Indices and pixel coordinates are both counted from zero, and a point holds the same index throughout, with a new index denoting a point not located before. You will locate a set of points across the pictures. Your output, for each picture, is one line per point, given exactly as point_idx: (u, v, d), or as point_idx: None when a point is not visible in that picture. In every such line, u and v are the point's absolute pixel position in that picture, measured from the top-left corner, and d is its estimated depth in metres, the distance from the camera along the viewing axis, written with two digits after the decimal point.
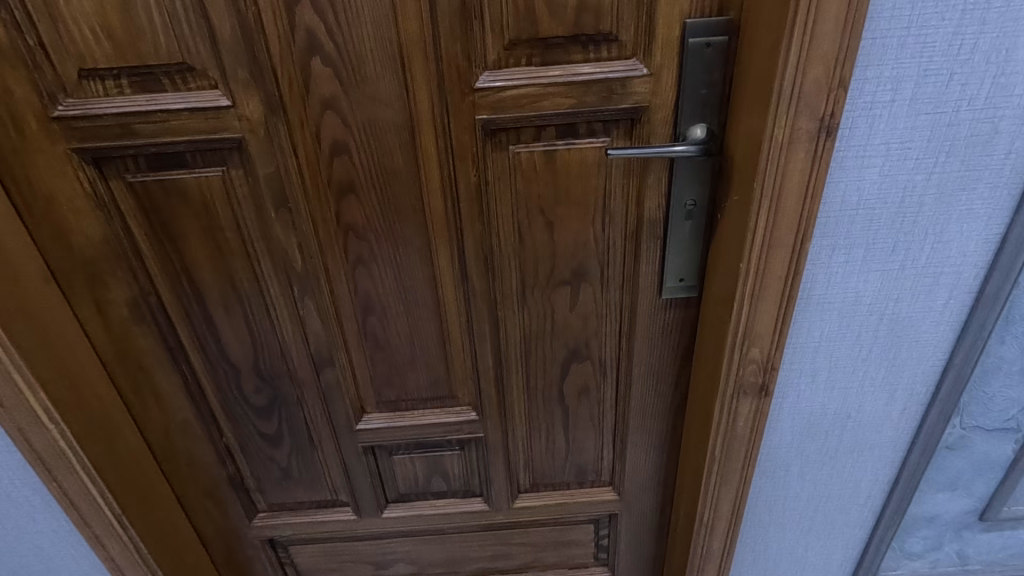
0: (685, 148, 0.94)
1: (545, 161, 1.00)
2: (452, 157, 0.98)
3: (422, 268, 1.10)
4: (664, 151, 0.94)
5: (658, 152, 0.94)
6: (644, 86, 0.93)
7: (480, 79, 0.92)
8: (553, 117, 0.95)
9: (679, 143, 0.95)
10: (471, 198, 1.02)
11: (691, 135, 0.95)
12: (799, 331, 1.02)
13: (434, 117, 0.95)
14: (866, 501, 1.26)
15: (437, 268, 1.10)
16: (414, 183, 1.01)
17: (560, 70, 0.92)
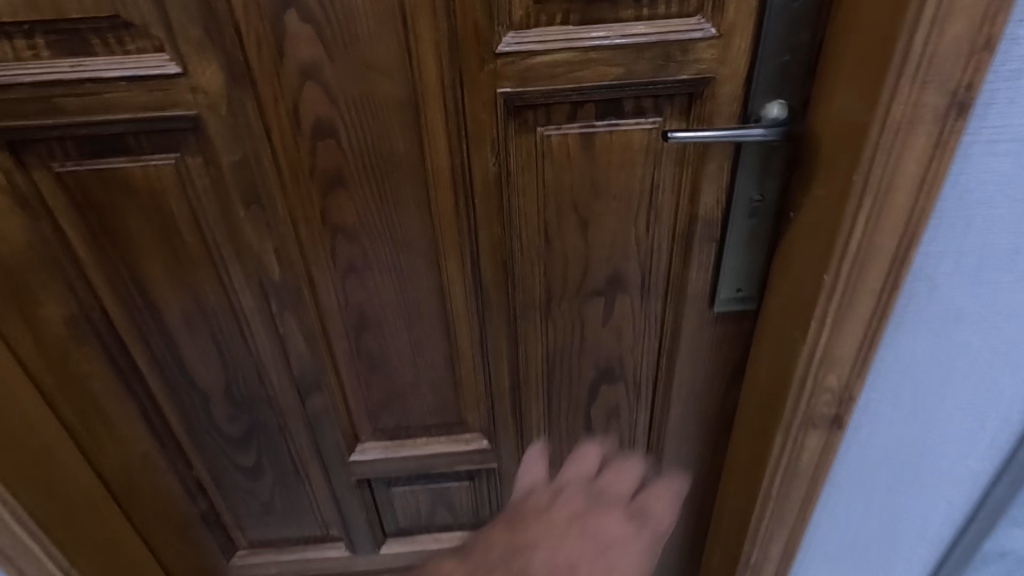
0: (759, 132, 0.75)
1: (581, 147, 0.81)
2: (467, 142, 0.79)
3: (426, 275, 0.91)
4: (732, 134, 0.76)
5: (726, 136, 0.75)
6: (710, 53, 0.73)
7: (504, 41, 0.72)
8: (593, 90, 0.76)
9: (751, 124, 0.76)
10: (489, 191, 0.83)
11: (766, 115, 0.76)
12: (886, 353, 0.84)
13: (445, 90, 0.75)
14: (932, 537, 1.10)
15: (445, 275, 0.91)
16: (419, 174, 0.81)
17: (606, 30, 0.72)
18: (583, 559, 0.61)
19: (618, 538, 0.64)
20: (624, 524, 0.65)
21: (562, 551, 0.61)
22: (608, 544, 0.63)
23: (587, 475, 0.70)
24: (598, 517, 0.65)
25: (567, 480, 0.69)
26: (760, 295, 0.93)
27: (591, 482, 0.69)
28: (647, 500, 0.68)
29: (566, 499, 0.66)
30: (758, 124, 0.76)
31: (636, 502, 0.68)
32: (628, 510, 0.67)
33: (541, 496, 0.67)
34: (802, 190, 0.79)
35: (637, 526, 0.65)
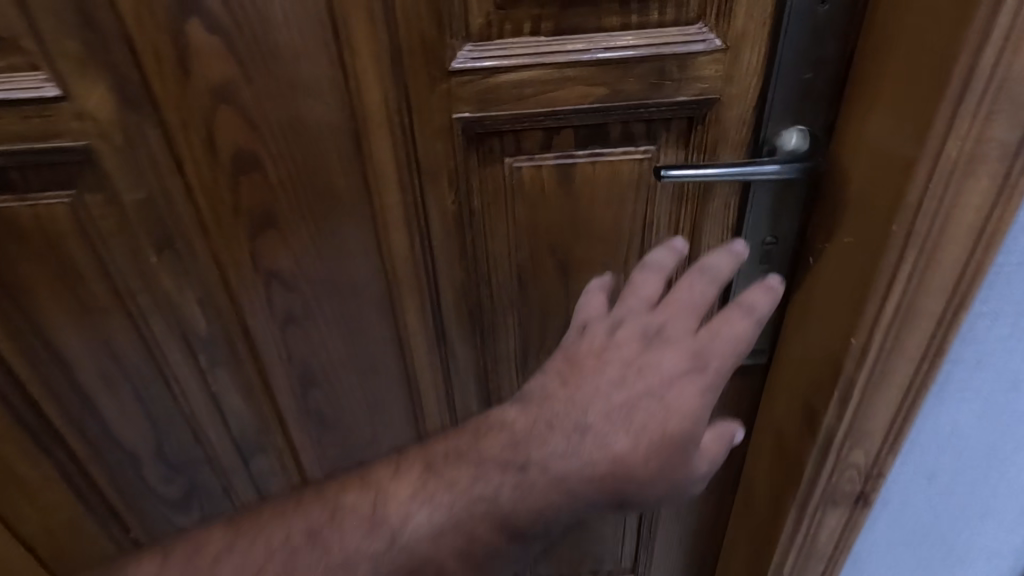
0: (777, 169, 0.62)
1: (558, 180, 0.67)
2: (419, 176, 0.65)
3: (381, 324, 0.78)
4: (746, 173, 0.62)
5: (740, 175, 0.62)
6: (714, 69, 0.60)
7: (460, 55, 0.58)
8: (571, 114, 0.62)
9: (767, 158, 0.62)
10: (449, 231, 0.70)
11: (784, 146, 0.62)
12: (921, 425, 0.71)
13: (390, 115, 0.61)
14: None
15: (402, 325, 0.78)
16: (365, 211, 0.68)
17: (586, 42, 0.58)
18: (643, 402, 0.58)
19: (677, 380, 0.59)
20: (685, 363, 0.59)
21: (618, 403, 0.58)
22: (667, 385, 0.58)
23: (642, 310, 0.61)
24: (658, 356, 0.59)
25: (621, 316, 0.61)
26: (771, 348, 0.79)
27: (649, 319, 0.60)
28: (712, 331, 0.59)
29: (623, 343, 0.60)
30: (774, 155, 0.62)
31: (700, 337, 0.59)
32: (690, 341, 0.59)
33: (595, 344, 0.60)
34: (825, 233, 0.65)
35: (698, 366, 0.59)
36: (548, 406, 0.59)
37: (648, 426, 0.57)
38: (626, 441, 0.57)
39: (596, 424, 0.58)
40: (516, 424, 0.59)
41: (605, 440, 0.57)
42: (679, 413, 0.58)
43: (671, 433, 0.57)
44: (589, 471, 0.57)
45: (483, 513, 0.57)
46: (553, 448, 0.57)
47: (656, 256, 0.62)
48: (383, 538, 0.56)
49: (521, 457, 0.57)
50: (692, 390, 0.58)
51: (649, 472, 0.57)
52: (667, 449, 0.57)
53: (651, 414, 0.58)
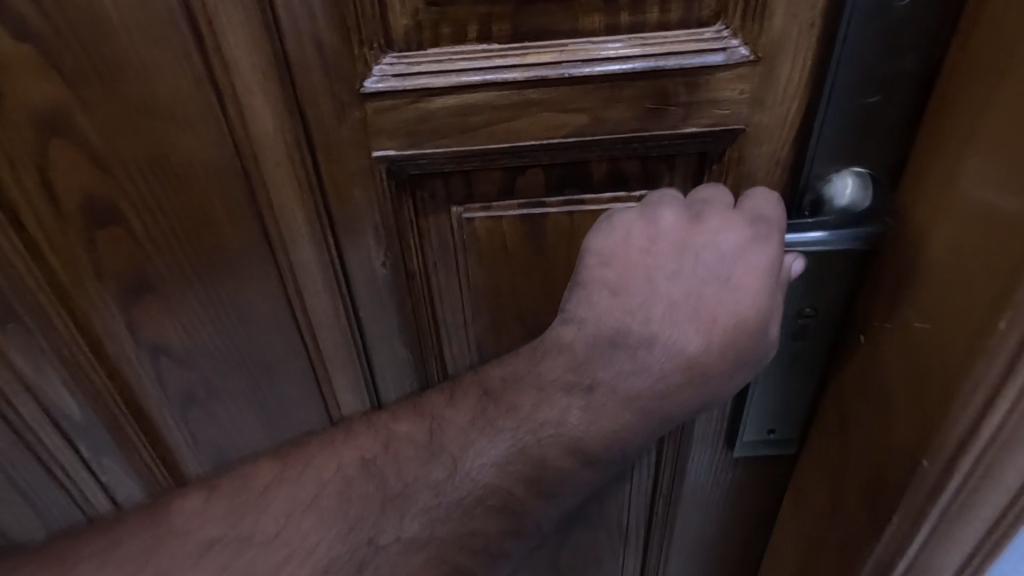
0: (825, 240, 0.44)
1: (524, 233, 0.50)
2: (335, 231, 0.49)
3: (308, 404, 0.62)
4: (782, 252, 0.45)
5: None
6: (738, 91, 0.42)
7: (378, 71, 0.41)
8: (538, 151, 0.45)
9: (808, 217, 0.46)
10: (382, 297, 0.52)
11: (837, 201, 0.45)
12: (1006, 558, 0.53)
13: (288, 153, 0.45)
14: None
15: (333, 407, 0.62)
16: (270, 274, 0.52)
17: (557, 52, 0.41)
18: (706, 292, 0.43)
19: (740, 254, 0.43)
20: (744, 235, 0.43)
21: (675, 301, 0.44)
22: (733, 264, 0.43)
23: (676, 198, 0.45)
24: (708, 241, 0.43)
25: (654, 207, 0.44)
26: (803, 439, 0.62)
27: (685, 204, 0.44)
28: (759, 203, 0.43)
29: (668, 233, 0.44)
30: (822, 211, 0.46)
31: (748, 208, 0.43)
32: (743, 214, 0.43)
33: (632, 244, 0.44)
34: (885, 312, 0.47)
35: (758, 240, 0.43)
36: (611, 301, 0.44)
37: (719, 318, 0.43)
38: (697, 337, 0.43)
39: (661, 330, 0.44)
40: (579, 335, 0.44)
41: (671, 341, 0.44)
42: (755, 292, 0.43)
43: (750, 319, 0.43)
44: (662, 382, 0.44)
45: (553, 440, 0.43)
46: (620, 367, 0.44)
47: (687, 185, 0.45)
48: (444, 468, 0.42)
49: (587, 377, 0.44)
50: (762, 267, 0.42)
51: (726, 367, 0.44)
52: (747, 340, 0.44)
53: (720, 302, 0.43)
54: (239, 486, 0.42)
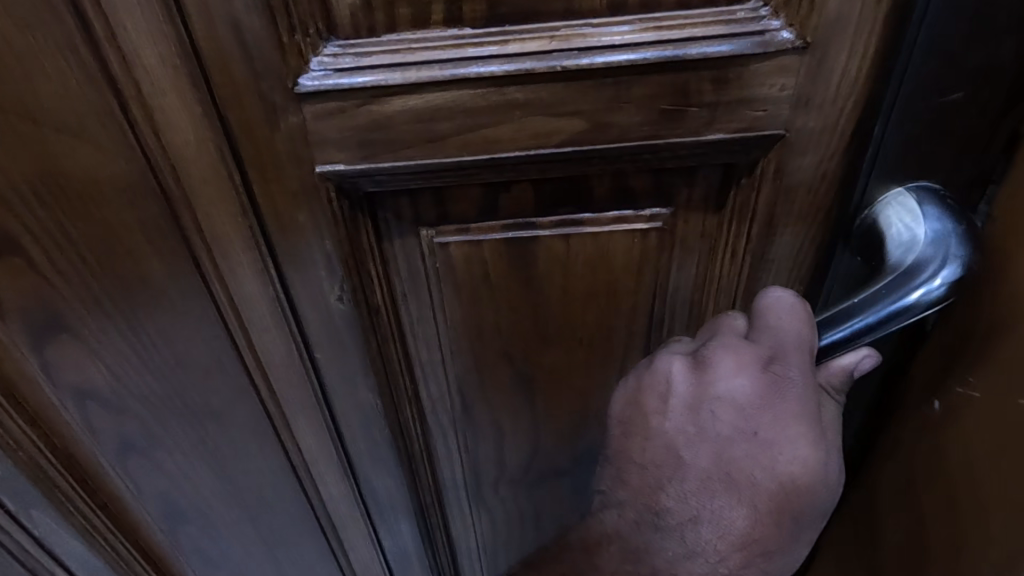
0: (937, 290, 0.33)
1: (511, 262, 0.42)
2: (279, 264, 0.40)
3: (266, 451, 0.54)
4: (867, 336, 0.35)
5: (870, 329, 0.34)
6: (779, 87, 0.33)
7: (317, 65, 0.32)
8: (524, 165, 0.36)
9: (872, 282, 0.35)
10: (341, 339, 0.44)
11: (906, 240, 0.34)
12: None
13: (215, 170, 0.36)
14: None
15: (295, 453, 0.54)
16: (207, 309, 0.43)
17: (547, 39, 0.32)
18: (739, 452, 0.37)
19: (762, 408, 0.36)
20: (762, 380, 0.36)
21: (707, 472, 0.37)
22: (759, 416, 0.36)
23: (685, 343, 0.40)
24: (721, 392, 0.36)
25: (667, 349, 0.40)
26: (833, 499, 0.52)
27: (696, 343, 0.39)
28: (776, 329, 0.36)
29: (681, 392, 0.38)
30: (883, 267, 0.35)
31: (764, 340, 0.36)
32: (759, 348, 0.36)
33: (646, 409, 0.39)
34: (971, 372, 0.34)
35: (779, 384, 0.35)
36: (643, 476, 0.39)
37: (759, 481, 0.36)
38: (743, 511, 0.37)
39: (702, 506, 0.37)
40: (620, 522, 0.40)
41: (717, 516, 0.37)
42: (794, 441, 0.36)
43: (806, 480, 0.36)
44: (722, 566, 0.38)
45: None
46: (672, 552, 0.38)
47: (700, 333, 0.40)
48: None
49: (646, 567, 0.39)
50: (791, 411, 0.35)
51: (786, 540, 0.37)
52: (804, 502, 0.36)
53: (755, 463, 0.36)
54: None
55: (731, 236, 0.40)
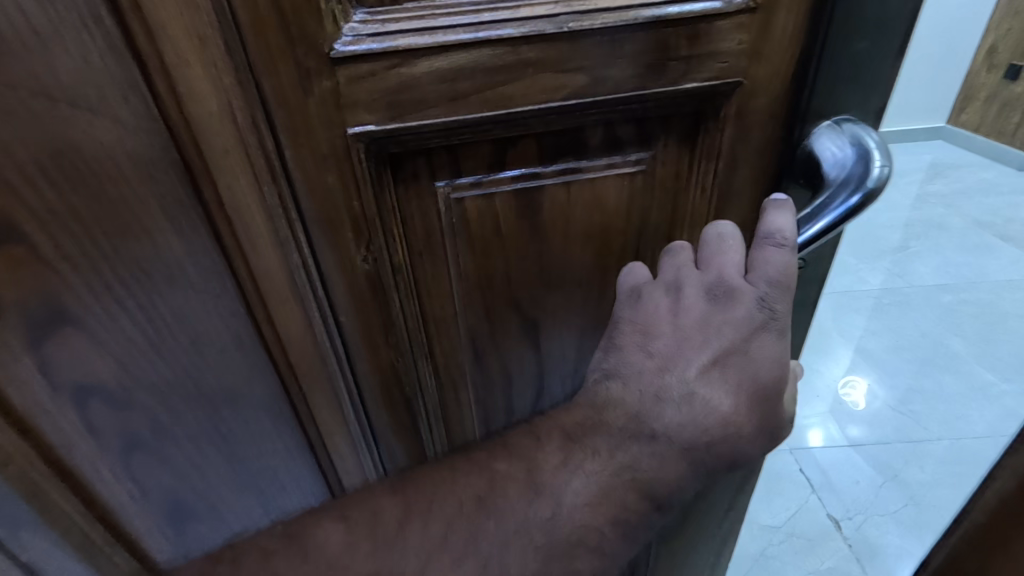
0: (847, 206, 0.42)
1: (521, 211, 0.46)
2: (308, 228, 0.41)
3: (282, 426, 0.55)
4: (809, 247, 0.43)
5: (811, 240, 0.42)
6: (738, 43, 0.40)
7: (349, 31, 0.34)
8: (535, 119, 0.41)
9: (816, 196, 0.43)
10: (362, 301, 0.46)
11: (836, 160, 0.43)
12: None
13: (243, 139, 0.37)
14: (811, 489, 1.23)
15: (311, 423, 0.55)
16: (226, 282, 0.44)
17: (552, 3, 0.37)
18: (732, 349, 0.42)
19: (751, 337, 0.41)
20: (756, 317, 0.41)
21: (706, 364, 0.42)
22: (751, 336, 0.41)
23: (691, 269, 0.43)
24: (724, 319, 0.41)
25: (676, 278, 0.43)
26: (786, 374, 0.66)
27: (704, 276, 0.42)
28: (770, 275, 0.41)
29: (690, 309, 0.42)
30: (823, 185, 0.43)
31: (759, 282, 0.41)
32: (755, 288, 0.41)
33: (659, 308, 0.43)
34: None
35: (767, 323, 0.41)
36: (644, 378, 0.42)
37: (740, 375, 0.42)
38: (728, 398, 0.42)
39: (698, 387, 0.42)
40: (626, 391, 0.43)
41: (706, 403, 0.42)
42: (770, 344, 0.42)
43: (781, 362, 0.42)
44: (704, 436, 0.42)
45: (630, 485, 0.42)
46: (669, 417, 0.42)
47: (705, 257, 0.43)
48: (547, 506, 0.41)
49: (647, 427, 0.42)
50: (770, 343, 0.42)
51: (754, 423, 0.43)
52: (776, 380, 0.43)
53: (743, 359, 0.42)
54: (372, 518, 0.41)
55: (702, 173, 0.47)
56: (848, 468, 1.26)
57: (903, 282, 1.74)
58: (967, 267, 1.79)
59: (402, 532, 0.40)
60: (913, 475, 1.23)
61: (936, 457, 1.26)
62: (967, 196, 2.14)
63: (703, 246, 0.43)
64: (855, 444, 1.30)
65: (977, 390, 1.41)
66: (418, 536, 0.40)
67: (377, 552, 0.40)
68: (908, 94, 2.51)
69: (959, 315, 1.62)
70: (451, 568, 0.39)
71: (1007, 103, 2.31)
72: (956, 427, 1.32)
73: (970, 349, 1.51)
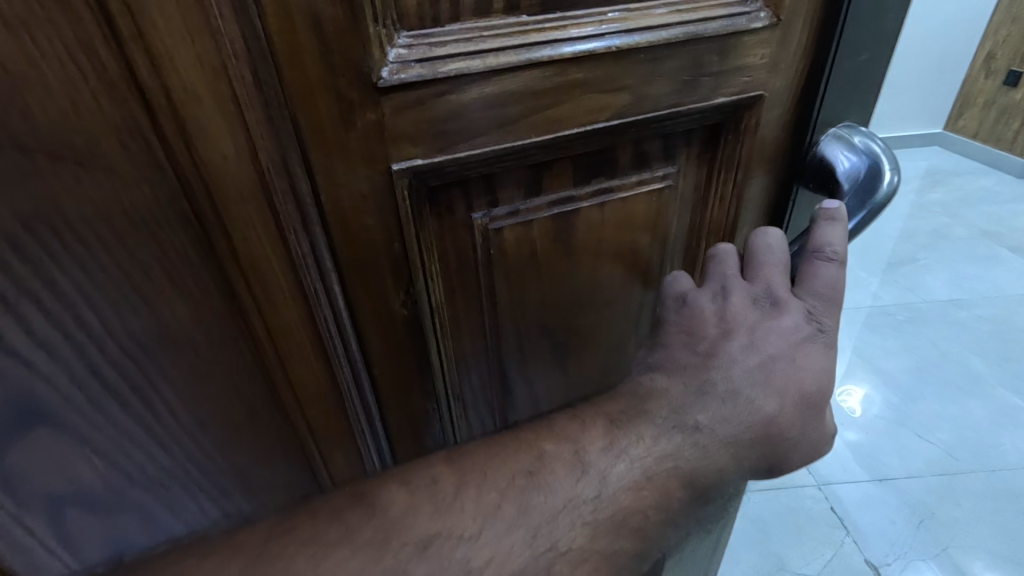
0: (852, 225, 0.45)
1: (551, 236, 0.44)
2: (344, 276, 0.37)
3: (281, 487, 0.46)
4: None
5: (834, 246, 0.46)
6: (760, 56, 0.41)
7: (394, 57, 0.31)
8: (576, 143, 0.39)
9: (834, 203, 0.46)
10: (392, 344, 0.42)
11: (848, 168, 0.46)
12: None
13: (266, 183, 0.32)
14: (845, 531, 1.04)
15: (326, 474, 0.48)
16: (236, 350, 0.38)
17: (598, 22, 0.35)
18: (775, 357, 0.40)
19: (797, 345, 0.41)
20: (806, 327, 0.41)
21: (751, 366, 0.40)
22: (798, 345, 0.41)
23: (736, 276, 0.44)
24: (771, 325, 0.41)
25: (722, 284, 0.43)
26: None
27: (751, 286, 0.43)
28: (822, 289, 0.42)
29: (737, 310, 0.42)
30: (838, 194, 0.46)
31: (808, 294, 0.42)
32: (803, 301, 0.42)
33: (705, 312, 0.43)
34: None
35: (818, 334, 0.41)
36: (691, 372, 0.40)
37: (787, 383, 0.40)
38: (772, 400, 0.39)
39: (744, 386, 0.39)
40: (670, 381, 0.40)
41: (751, 403, 0.39)
42: (808, 347, 0.41)
43: (820, 366, 0.41)
44: (748, 433, 0.39)
45: (673, 474, 0.37)
46: (715, 409, 0.39)
47: (752, 269, 0.44)
48: (592, 485, 0.35)
49: (690, 417, 0.38)
50: (811, 350, 0.41)
51: (800, 428, 0.40)
52: (820, 388, 0.41)
53: (788, 365, 0.40)
54: (432, 486, 0.33)
55: (720, 183, 0.48)
56: (878, 506, 1.08)
57: (913, 296, 1.58)
58: (979, 280, 1.63)
59: (460, 497, 0.33)
60: (947, 511, 1.07)
61: (973, 492, 1.10)
62: (968, 204, 1.98)
63: (752, 254, 0.44)
64: (878, 476, 1.13)
65: (1000, 414, 1.25)
66: (473, 504, 0.33)
67: (441, 516, 0.32)
68: (915, 95, 2.32)
69: (977, 330, 1.46)
70: (506, 536, 0.32)
71: (1009, 110, 2.12)
72: (989, 455, 1.16)
73: (992, 371, 1.35)
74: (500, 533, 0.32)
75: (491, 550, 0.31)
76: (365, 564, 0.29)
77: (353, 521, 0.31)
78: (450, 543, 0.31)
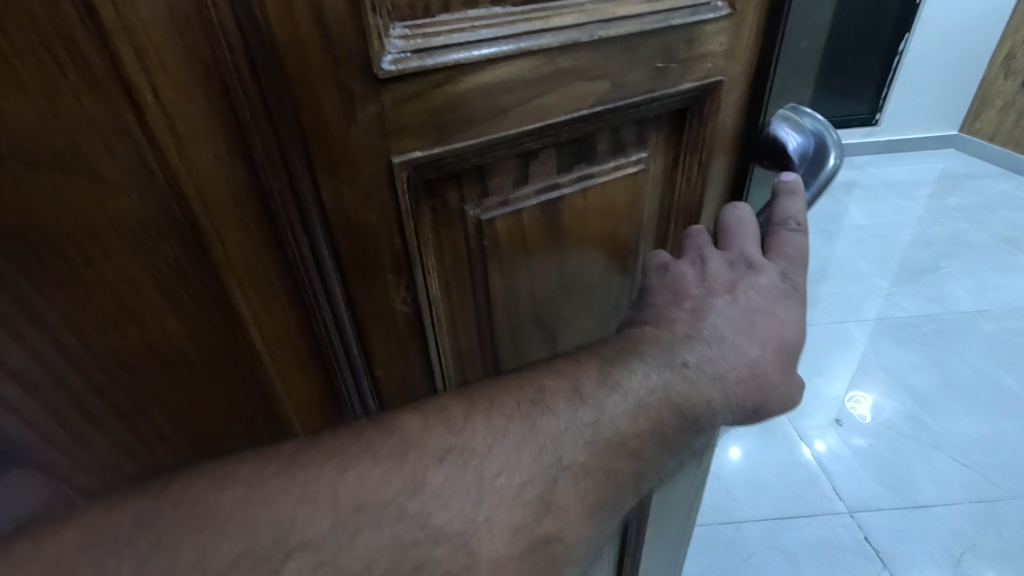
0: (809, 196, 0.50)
1: (540, 222, 0.45)
2: (347, 279, 0.35)
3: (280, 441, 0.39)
4: None
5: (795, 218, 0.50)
6: (720, 43, 0.44)
7: (392, 49, 0.30)
8: (563, 129, 0.40)
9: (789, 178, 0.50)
10: (394, 344, 0.40)
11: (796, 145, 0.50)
12: None
13: (262, 183, 0.31)
14: (879, 563, 1.01)
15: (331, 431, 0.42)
16: (233, 365, 0.36)
17: (580, 13, 0.36)
18: (756, 310, 0.43)
19: (775, 303, 0.44)
20: (783, 287, 0.44)
21: (733, 316, 0.43)
22: (773, 300, 0.44)
23: (712, 248, 0.46)
24: (747, 283, 0.44)
25: (700, 254, 0.46)
26: None
27: (727, 254, 0.46)
28: (793, 254, 0.46)
29: (716, 273, 0.44)
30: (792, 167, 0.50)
31: (779, 258, 0.46)
32: (776, 265, 0.45)
33: (689, 280, 0.44)
34: None
35: (792, 293, 0.45)
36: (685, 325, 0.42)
37: (767, 336, 0.43)
38: (756, 345, 0.42)
39: (729, 335, 0.42)
40: (665, 331, 0.41)
41: (736, 347, 0.42)
42: (783, 302, 0.44)
43: (791, 317, 0.44)
44: (736, 370, 0.41)
45: (666, 403, 0.38)
46: (700, 351, 0.41)
47: (727, 242, 0.47)
48: (590, 412, 0.35)
49: (677, 356, 0.40)
50: (787, 308, 0.44)
51: (784, 375, 0.43)
52: (796, 340, 0.44)
53: (767, 319, 0.43)
54: (442, 411, 0.33)
55: (688, 162, 0.51)
56: (915, 537, 1.05)
57: (939, 307, 1.51)
58: (1002, 290, 1.55)
59: (469, 420, 0.33)
60: (990, 543, 1.03)
61: (1015, 522, 1.06)
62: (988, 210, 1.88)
63: (726, 230, 0.47)
64: (915, 504, 1.09)
65: None
66: (485, 427, 0.33)
67: (455, 433, 0.32)
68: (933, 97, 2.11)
69: (1004, 345, 1.40)
70: (514, 449, 0.32)
71: None
72: None
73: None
74: (508, 449, 0.33)
75: (501, 468, 0.32)
76: (387, 471, 0.30)
77: (371, 437, 0.31)
78: (463, 459, 0.31)
